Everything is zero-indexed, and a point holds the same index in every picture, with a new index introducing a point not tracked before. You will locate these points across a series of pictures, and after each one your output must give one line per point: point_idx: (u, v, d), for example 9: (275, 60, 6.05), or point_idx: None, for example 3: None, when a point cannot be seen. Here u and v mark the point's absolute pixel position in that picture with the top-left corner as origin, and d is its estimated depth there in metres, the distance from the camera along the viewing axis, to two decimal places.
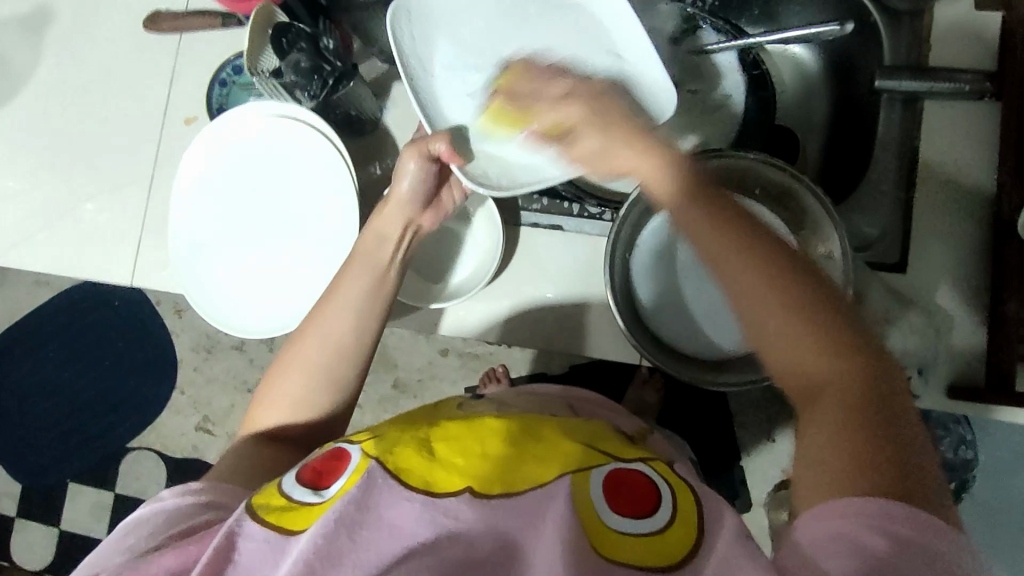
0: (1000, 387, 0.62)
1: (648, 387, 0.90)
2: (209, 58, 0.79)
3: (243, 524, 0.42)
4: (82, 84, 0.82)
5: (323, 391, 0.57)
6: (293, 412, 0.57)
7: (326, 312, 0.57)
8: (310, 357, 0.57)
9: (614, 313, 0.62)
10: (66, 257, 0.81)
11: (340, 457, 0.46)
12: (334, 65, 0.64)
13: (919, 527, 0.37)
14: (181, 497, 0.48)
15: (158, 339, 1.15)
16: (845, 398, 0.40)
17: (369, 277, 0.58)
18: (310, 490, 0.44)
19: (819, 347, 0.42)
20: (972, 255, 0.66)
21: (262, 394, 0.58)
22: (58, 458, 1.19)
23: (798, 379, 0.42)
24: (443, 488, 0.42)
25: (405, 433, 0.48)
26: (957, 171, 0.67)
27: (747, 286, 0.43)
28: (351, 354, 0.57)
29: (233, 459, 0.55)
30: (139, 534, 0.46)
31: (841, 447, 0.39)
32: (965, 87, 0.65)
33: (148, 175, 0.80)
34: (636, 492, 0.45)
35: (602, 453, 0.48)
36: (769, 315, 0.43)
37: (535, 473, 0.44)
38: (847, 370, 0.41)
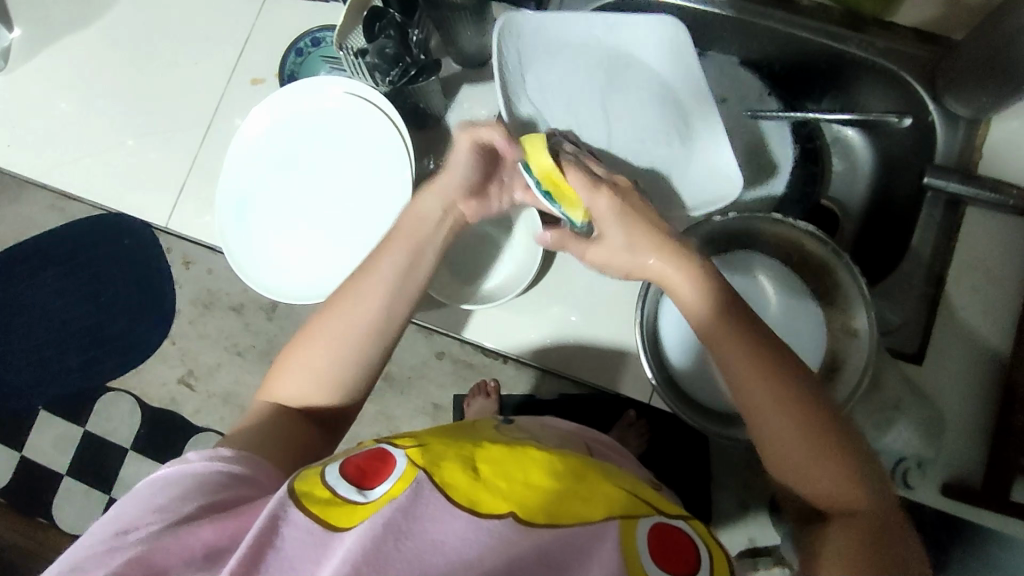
0: (994, 494, 0.62)
1: (631, 430, 0.90)
2: (289, 25, 0.80)
3: (288, 512, 0.37)
4: (158, 25, 0.83)
5: (344, 364, 0.56)
6: (316, 384, 0.56)
7: (359, 288, 0.57)
8: (338, 333, 0.56)
9: (642, 362, 0.65)
10: (105, 188, 0.82)
11: (384, 459, 0.41)
12: (416, 57, 0.65)
13: None
14: (210, 462, 0.45)
15: (162, 286, 1.13)
16: (863, 546, 0.45)
17: (402, 258, 0.58)
18: (354, 488, 0.39)
19: (845, 475, 0.47)
20: (988, 362, 0.67)
21: (284, 361, 0.57)
22: (35, 383, 1.19)
23: (822, 501, 0.48)
24: (488, 509, 0.38)
25: (449, 445, 0.43)
26: (989, 280, 0.68)
27: (766, 415, 0.49)
28: (379, 333, 0.56)
29: (252, 421, 0.55)
30: (168, 496, 0.43)
31: (862, 562, 0.45)
32: (1009, 201, 0.67)
33: (203, 127, 0.81)
34: (677, 548, 0.40)
35: (645, 502, 0.43)
36: (804, 466, 0.48)
37: (581, 511, 0.40)
38: (861, 489, 0.47)
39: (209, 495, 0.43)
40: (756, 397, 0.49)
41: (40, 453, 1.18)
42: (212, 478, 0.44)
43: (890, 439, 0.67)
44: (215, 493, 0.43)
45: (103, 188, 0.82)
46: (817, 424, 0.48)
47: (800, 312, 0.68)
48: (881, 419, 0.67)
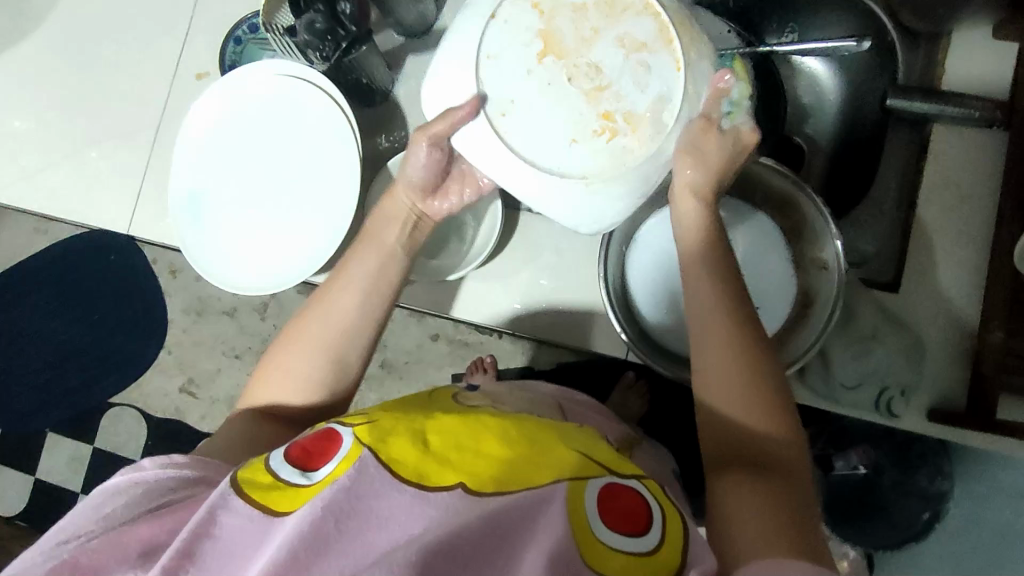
0: (980, 414, 0.62)
1: (632, 392, 0.87)
2: (227, 14, 0.79)
3: (227, 500, 0.39)
4: (97, 30, 0.82)
5: (322, 367, 0.54)
6: (297, 390, 0.54)
7: (334, 290, 0.56)
8: (317, 338, 0.54)
9: (612, 319, 0.63)
10: (66, 201, 0.81)
11: (331, 439, 0.42)
12: (349, 31, 0.63)
13: None
14: (163, 470, 0.45)
15: (152, 297, 1.11)
16: (781, 495, 0.43)
17: (374, 258, 0.57)
18: (298, 471, 0.41)
19: (773, 421, 0.46)
20: (967, 280, 0.66)
21: (265, 368, 0.55)
22: (37, 409, 1.15)
23: (738, 450, 0.46)
24: (435, 482, 0.38)
25: (401, 420, 0.43)
26: (961, 197, 0.67)
27: (725, 364, 0.47)
28: (359, 332, 0.55)
29: (229, 435, 0.52)
30: (116, 504, 0.43)
31: (766, 510, 0.42)
32: (976, 113, 0.65)
33: (153, 130, 0.80)
34: (628, 507, 0.39)
35: (598, 462, 0.42)
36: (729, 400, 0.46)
37: (530, 475, 0.39)
38: (782, 441, 0.45)
39: (154, 500, 0.43)
40: (721, 337, 0.48)
41: (51, 473, 1.14)
42: (161, 484, 0.44)
43: (869, 369, 0.65)
44: (164, 497, 0.44)
45: (65, 200, 0.81)
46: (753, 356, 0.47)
47: (769, 251, 0.65)
48: (858, 350, 0.66)
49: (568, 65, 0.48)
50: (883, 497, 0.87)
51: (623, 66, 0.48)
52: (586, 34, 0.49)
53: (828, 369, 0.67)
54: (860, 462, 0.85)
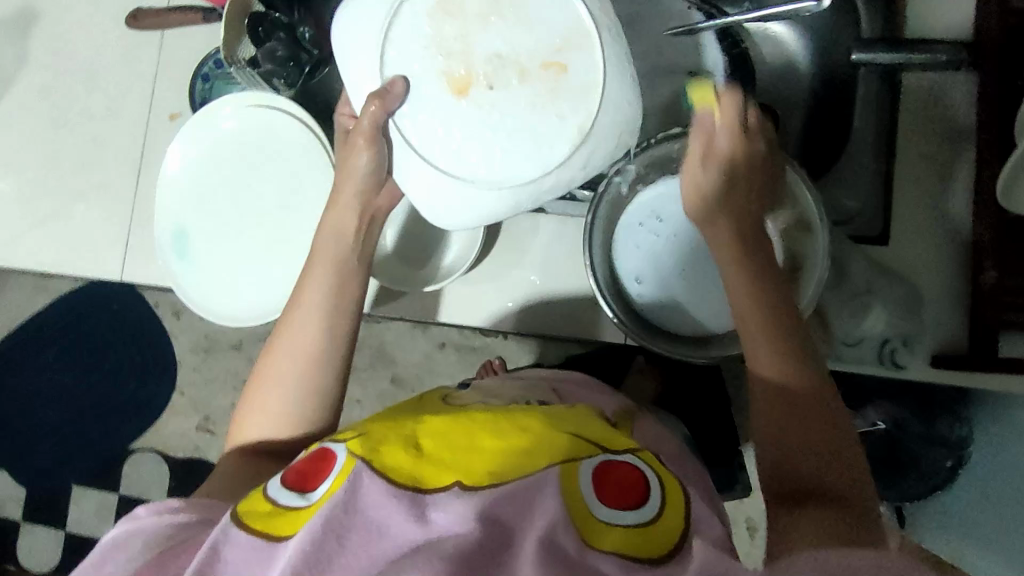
0: (982, 355, 0.61)
1: (645, 375, 0.85)
2: (192, 53, 0.80)
3: (228, 534, 0.40)
4: (69, 82, 0.83)
5: (299, 399, 0.54)
6: (273, 428, 0.54)
7: (295, 321, 0.55)
8: (282, 372, 0.54)
9: (602, 303, 0.63)
10: (59, 253, 0.82)
11: (324, 459, 0.43)
12: (312, 54, 0.66)
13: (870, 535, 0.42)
14: (161, 516, 0.46)
15: (158, 342, 1.10)
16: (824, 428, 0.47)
17: (326, 275, 0.56)
18: (296, 493, 0.42)
19: (798, 366, 0.50)
20: (952, 225, 0.66)
21: (245, 408, 0.56)
22: (61, 464, 1.15)
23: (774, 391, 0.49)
24: (431, 483, 0.40)
25: (390, 428, 0.44)
26: (937, 143, 0.68)
27: (750, 324, 0.51)
28: (325, 361, 0.55)
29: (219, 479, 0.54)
30: (120, 560, 0.43)
31: (808, 455, 0.47)
32: (942, 57, 0.65)
33: (134, 172, 0.81)
34: (626, 484, 0.41)
35: (589, 442, 0.44)
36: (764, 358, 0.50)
37: (523, 462, 0.41)
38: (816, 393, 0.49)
39: (162, 543, 0.44)
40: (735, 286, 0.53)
41: (82, 524, 1.14)
42: (161, 530, 0.45)
43: (869, 324, 0.66)
44: (168, 541, 0.44)
45: (60, 253, 0.82)
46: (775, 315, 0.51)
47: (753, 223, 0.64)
48: (856, 306, 0.66)
49: (482, 97, 0.49)
50: (909, 450, 0.87)
51: (517, 110, 0.49)
52: (491, 79, 0.49)
53: (828, 328, 0.67)
54: (881, 419, 0.86)
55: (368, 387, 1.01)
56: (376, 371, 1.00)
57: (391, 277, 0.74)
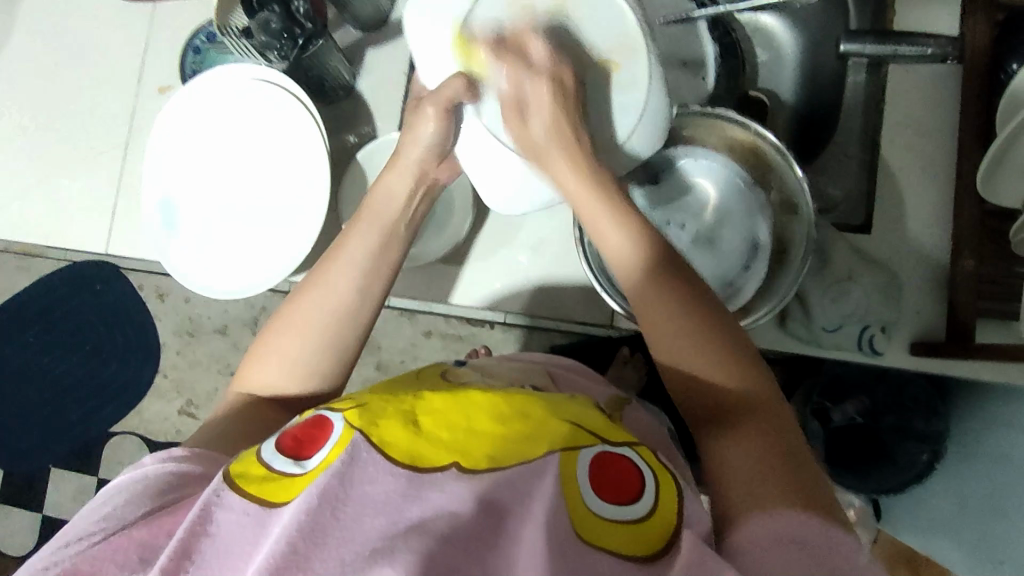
0: (959, 341, 0.63)
1: (628, 366, 0.81)
2: (183, 26, 0.79)
3: (221, 497, 0.40)
4: (57, 55, 0.82)
5: (318, 356, 0.53)
6: (286, 374, 0.54)
7: (330, 271, 0.54)
8: (308, 324, 0.53)
9: (596, 285, 0.64)
10: (45, 226, 0.81)
11: (320, 427, 0.43)
12: (304, 28, 0.65)
13: (824, 536, 0.39)
14: (162, 463, 0.46)
15: (142, 322, 1.09)
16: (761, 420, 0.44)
17: (370, 237, 0.55)
18: (291, 460, 0.42)
19: (724, 370, 0.45)
20: (933, 215, 0.68)
21: (261, 344, 0.55)
22: (39, 445, 1.13)
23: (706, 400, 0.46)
24: (429, 463, 0.40)
25: (389, 401, 0.44)
26: (919, 134, 0.69)
27: (654, 322, 0.47)
28: (351, 320, 0.54)
29: (226, 410, 0.54)
30: (116, 503, 0.43)
31: (757, 468, 0.42)
32: (929, 50, 0.64)
33: (121, 146, 0.80)
34: (622, 477, 0.41)
35: (589, 432, 0.44)
36: (680, 354, 0.46)
37: (525, 449, 0.41)
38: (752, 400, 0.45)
39: (155, 499, 0.43)
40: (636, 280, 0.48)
41: (60, 507, 1.13)
42: (161, 478, 0.45)
43: (848, 313, 0.66)
44: (163, 495, 0.44)
45: (47, 226, 0.81)
46: (696, 307, 0.47)
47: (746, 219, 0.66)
48: (836, 292, 0.66)
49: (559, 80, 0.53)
50: (884, 441, 0.89)
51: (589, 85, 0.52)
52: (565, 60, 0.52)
53: (808, 313, 0.67)
54: (856, 412, 0.88)
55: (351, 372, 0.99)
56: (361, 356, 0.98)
57: None
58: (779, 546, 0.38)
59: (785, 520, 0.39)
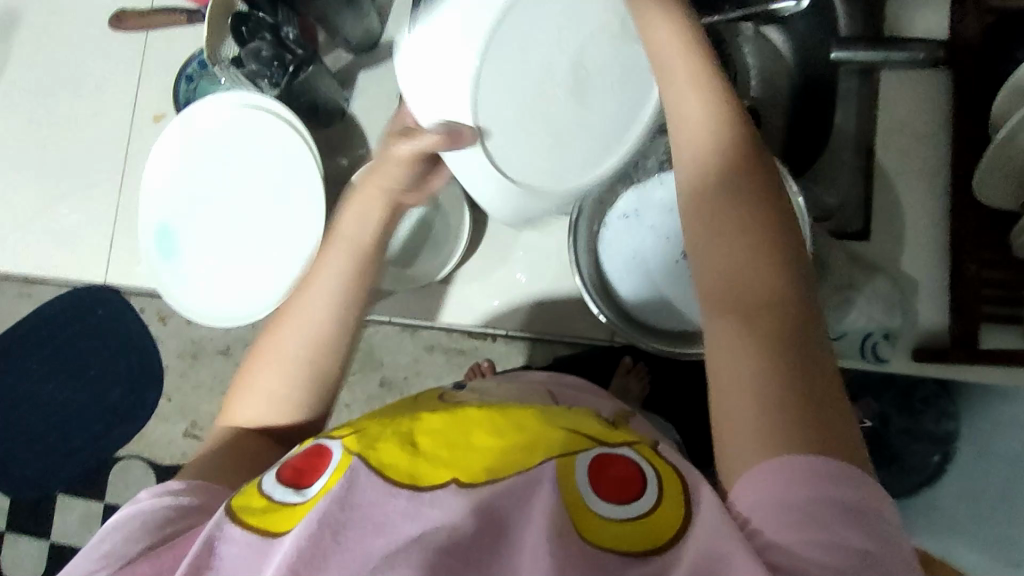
0: (965, 345, 0.62)
1: (631, 376, 0.80)
2: (177, 54, 0.80)
3: (223, 530, 0.40)
4: (54, 86, 0.82)
5: (299, 387, 0.51)
6: (271, 407, 0.52)
7: (304, 301, 0.52)
8: (287, 354, 0.51)
9: (590, 303, 0.64)
10: (47, 257, 0.81)
11: (319, 454, 0.42)
12: (295, 53, 0.67)
13: (840, 487, 0.34)
14: (159, 498, 0.45)
15: (144, 347, 1.08)
16: (788, 347, 0.38)
17: (343, 268, 0.51)
18: (291, 489, 0.41)
19: (771, 279, 0.39)
20: (932, 218, 0.67)
21: (243, 379, 0.53)
22: (44, 472, 1.12)
23: (734, 292, 0.40)
24: (428, 481, 0.39)
25: (386, 424, 0.44)
26: (917, 138, 0.69)
27: (713, 218, 0.41)
28: (332, 348, 0.52)
29: (212, 447, 0.51)
30: (116, 539, 0.43)
31: (769, 384, 0.37)
32: (919, 55, 0.67)
33: (119, 174, 0.80)
34: (621, 475, 0.40)
35: (587, 436, 0.43)
36: (720, 255, 0.41)
37: (523, 459, 0.41)
38: (790, 309, 0.39)
39: (156, 532, 0.43)
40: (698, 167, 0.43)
41: (69, 534, 1.12)
42: (157, 513, 0.44)
43: (853, 319, 0.65)
44: (164, 528, 0.43)
45: (49, 256, 0.81)
46: (752, 219, 0.41)
47: None
48: (839, 301, 0.65)
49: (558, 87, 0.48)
50: (893, 444, 0.84)
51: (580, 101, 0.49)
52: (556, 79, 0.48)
53: None
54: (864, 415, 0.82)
55: (354, 390, 0.93)
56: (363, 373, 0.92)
57: None
58: (790, 490, 0.35)
59: (790, 456, 0.35)
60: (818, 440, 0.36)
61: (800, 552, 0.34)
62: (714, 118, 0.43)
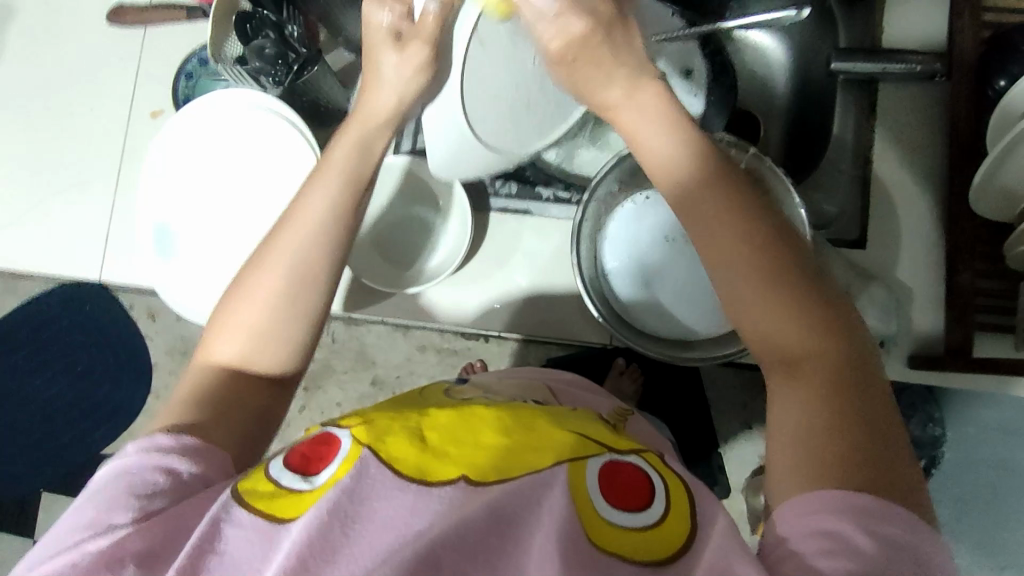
0: (958, 352, 0.63)
1: (625, 377, 0.81)
2: (177, 50, 0.79)
3: (230, 513, 0.39)
4: (49, 78, 0.81)
5: (285, 318, 0.49)
6: (254, 342, 0.49)
7: (286, 229, 0.50)
8: (272, 284, 0.49)
9: (587, 302, 0.64)
10: (36, 250, 0.80)
11: (328, 443, 0.42)
12: (299, 53, 0.66)
13: (887, 522, 0.34)
14: (143, 456, 0.43)
15: (134, 343, 1.07)
16: (834, 396, 0.38)
17: (337, 190, 0.51)
18: (300, 476, 0.41)
19: (806, 332, 0.40)
20: (926, 229, 0.69)
21: (221, 315, 0.50)
22: (28, 470, 1.10)
23: (782, 353, 0.40)
24: (438, 477, 0.39)
25: (394, 420, 0.44)
26: (913, 149, 0.70)
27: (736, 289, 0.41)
28: (318, 278, 0.50)
29: (192, 394, 0.48)
30: (99, 505, 0.41)
31: (817, 439, 0.37)
32: (917, 67, 0.67)
33: (115, 168, 0.80)
34: (630, 483, 0.41)
35: (592, 441, 0.44)
36: (754, 318, 0.41)
37: (533, 460, 0.41)
38: (837, 356, 0.39)
39: (143, 496, 0.41)
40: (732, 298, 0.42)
41: None
42: (143, 474, 0.42)
43: None
44: (150, 492, 0.41)
45: (40, 250, 0.80)
46: (793, 291, 0.40)
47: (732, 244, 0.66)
48: None
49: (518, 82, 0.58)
50: None
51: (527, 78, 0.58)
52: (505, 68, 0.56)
53: None
54: None
55: (345, 389, 0.92)
56: (356, 372, 0.91)
57: (377, 277, 0.76)
58: (829, 517, 0.34)
59: (832, 492, 0.35)
60: (873, 485, 0.35)
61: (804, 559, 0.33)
62: (763, 286, 0.40)
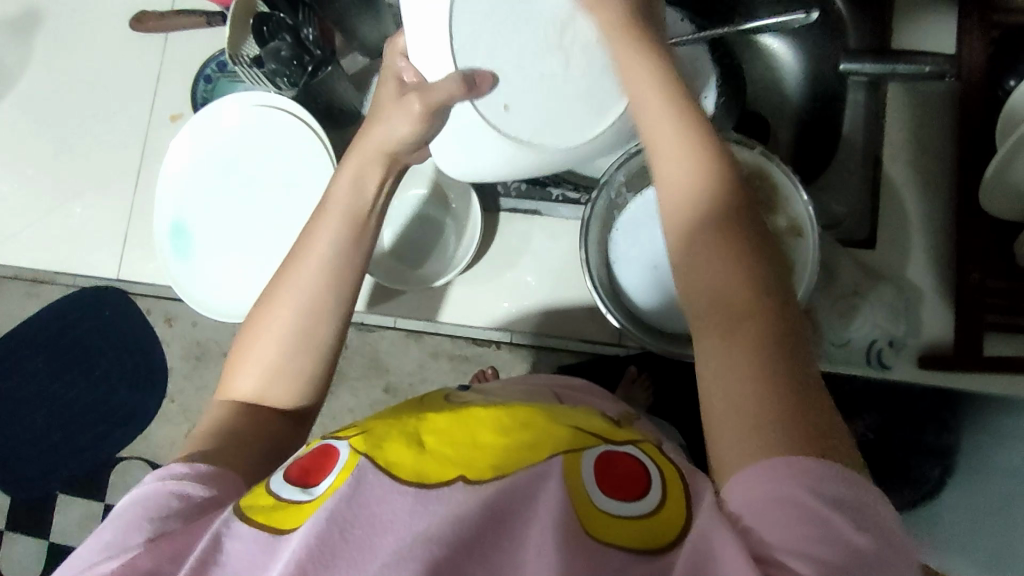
0: (969, 353, 0.63)
1: (636, 386, 0.80)
2: (196, 55, 0.81)
3: (231, 527, 0.39)
4: (74, 85, 0.84)
5: (296, 353, 0.50)
6: (270, 378, 0.50)
7: (296, 270, 0.51)
8: (282, 320, 0.50)
9: (600, 305, 0.64)
10: (59, 252, 0.82)
11: (328, 454, 0.43)
12: (313, 54, 0.67)
13: (834, 484, 0.34)
14: (163, 482, 0.43)
15: (151, 346, 1.08)
16: (767, 354, 0.37)
17: (339, 228, 0.51)
18: (298, 488, 0.41)
19: (745, 283, 0.39)
20: (933, 230, 0.69)
21: (238, 353, 0.51)
22: (45, 472, 1.11)
23: (716, 303, 0.40)
24: (435, 479, 0.40)
25: (393, 425, 0.44)
26: (920, 149, 0.70)
27: (687, 238, 0.41)
28: (329, 312, 0.51)
29: (211, 428, 0.49)
30: (117, 529, 0.41)
31: (757, 394, 0.36)
32: (928, 67, 0.65)
33: (134, 171, 0.82)
34: (626, 472, 0.40)
35: (591, 435, 0.44)
36: (702, 269, 0.40)
37: (528, 453, 0.41)
38: (768, 315, 0.39)
39: (161, 519, 0.41)
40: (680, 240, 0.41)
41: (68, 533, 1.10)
42: (162, 498, 0.42)
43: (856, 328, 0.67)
44: (168, 517, 0.42)
45: (62, 251, 0.82)
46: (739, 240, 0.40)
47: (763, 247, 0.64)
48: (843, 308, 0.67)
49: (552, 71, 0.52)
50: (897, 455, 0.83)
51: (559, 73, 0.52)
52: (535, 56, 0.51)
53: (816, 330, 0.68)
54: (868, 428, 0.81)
55: (359, 395, 0.92)
56: (369, 379, 0.92)
57: (387, 274, 0.77)
58: (786, 489, 0.34)
59: (787, 457, 0.34)
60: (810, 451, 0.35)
61: (777, 541, 0.33)
62: (707, 233, 0.40)
